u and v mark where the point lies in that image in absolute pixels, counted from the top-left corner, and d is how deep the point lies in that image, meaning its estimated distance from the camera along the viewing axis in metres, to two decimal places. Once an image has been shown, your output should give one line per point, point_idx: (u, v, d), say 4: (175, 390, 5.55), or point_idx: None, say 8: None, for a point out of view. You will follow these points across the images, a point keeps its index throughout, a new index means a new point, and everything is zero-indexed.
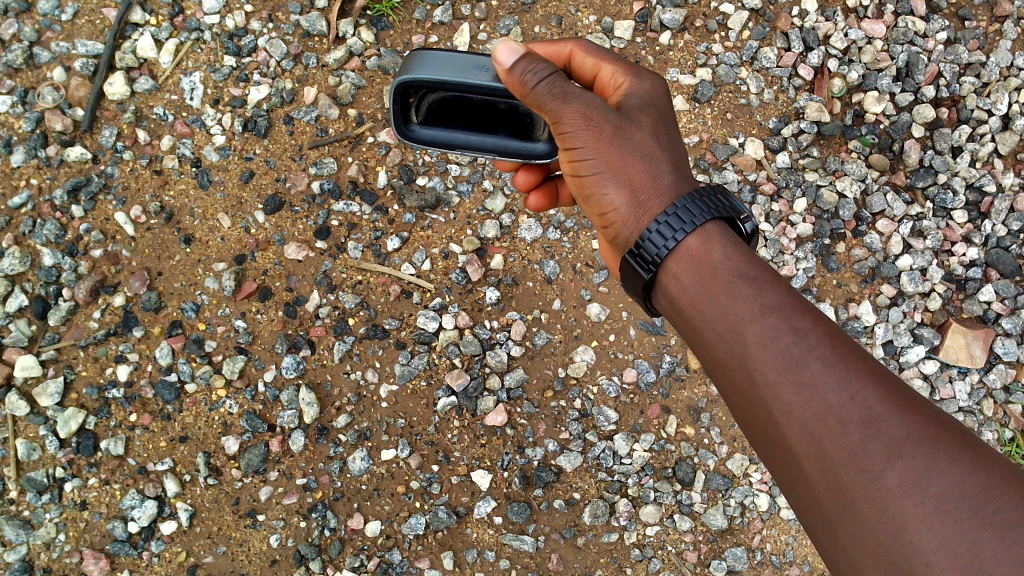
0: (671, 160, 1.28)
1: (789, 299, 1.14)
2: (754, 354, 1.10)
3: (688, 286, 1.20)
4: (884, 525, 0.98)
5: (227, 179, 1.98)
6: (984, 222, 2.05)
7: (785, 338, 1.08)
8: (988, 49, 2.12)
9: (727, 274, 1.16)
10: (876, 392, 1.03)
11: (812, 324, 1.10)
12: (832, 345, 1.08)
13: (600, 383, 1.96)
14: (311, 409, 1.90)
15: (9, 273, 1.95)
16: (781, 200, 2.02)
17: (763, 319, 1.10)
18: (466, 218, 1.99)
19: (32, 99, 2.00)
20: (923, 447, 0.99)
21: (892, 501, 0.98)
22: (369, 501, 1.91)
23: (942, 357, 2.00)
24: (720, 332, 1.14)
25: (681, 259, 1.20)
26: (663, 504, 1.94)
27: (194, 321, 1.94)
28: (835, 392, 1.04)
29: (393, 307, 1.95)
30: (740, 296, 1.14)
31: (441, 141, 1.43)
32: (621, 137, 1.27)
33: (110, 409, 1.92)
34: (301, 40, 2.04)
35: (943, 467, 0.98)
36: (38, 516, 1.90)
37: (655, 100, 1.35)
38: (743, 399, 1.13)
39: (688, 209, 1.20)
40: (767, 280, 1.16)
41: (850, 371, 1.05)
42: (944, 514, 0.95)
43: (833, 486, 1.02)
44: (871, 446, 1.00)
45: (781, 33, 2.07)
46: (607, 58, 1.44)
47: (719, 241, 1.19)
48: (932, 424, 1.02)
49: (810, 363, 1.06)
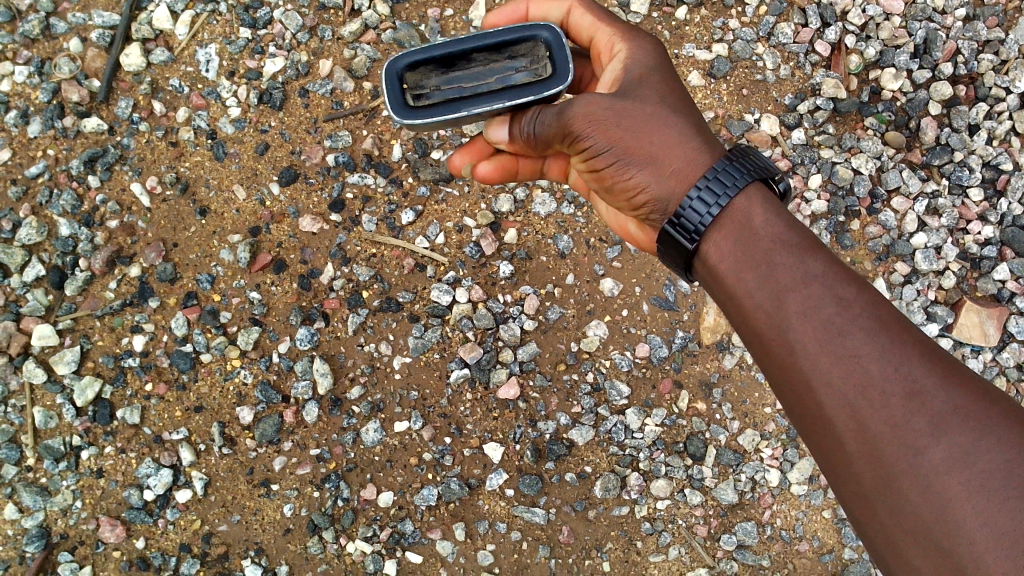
0: (692, 125, 1.31)
1: (833, 268, 1.17)
2: (794, 324, 1.13)
3: (727, 255, 1.22)
4: (927, 500, 1.01)
5: (242, 151, 1.99)
6: (1001, 200, 2.04)
7: (829, 308, 1.12)
8: (1007, 26, 2.10)
9: (768, 243, 1.19)
10: (920, 365, 1.07)
11: (857, 294, 1.13)
12: (875, 316, 1.11)
13: (613, 358, 1.96)
14: (324, 380, 1.91)
15: (26, 243, 1.97)
16: (796, 175, 2.01)
17: (806, 287, 1.14)
18: (480, 192, 1.98)
19: (49, 69, 2.02)
20: (968, 423, 1.02)
21: (936, 476, 1.01)
22: (382, 472, 1.92)
23: (955, 335, 2.00)
24: (763, 301, 1.17)
25: (724, 227, 1.23)
26: (674, 478, 1.95)
27: (209, 293, 1.95)
28: (879, 365, 1.07)
29: (407, 280, 1.96)
30: (783, 266, 1.17)
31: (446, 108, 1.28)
32: (631, 116, 1.29)
33: (126, 378, 1.94)
34: (316, 12, 2.04)
35: (989, 444, 1.00)
36: (56, 483, 1.92)
37: (655, 63, 1.39)
38: (781, 372, 1.16)
39: (728, 173, 1.23)
40: (809, 249, 1.19)
41: (893, 343, 1.09)
42: (990, 491, 0.98)
43: (875, 460, 1.05)
44: (915, 420, 1.04)
45: (798, 9, 2.07)
46: (604, 19, 1.48)
47: (764, 206, 1.23)
48: (978, 399, 1.05)
49: (853, 334, 1.09)
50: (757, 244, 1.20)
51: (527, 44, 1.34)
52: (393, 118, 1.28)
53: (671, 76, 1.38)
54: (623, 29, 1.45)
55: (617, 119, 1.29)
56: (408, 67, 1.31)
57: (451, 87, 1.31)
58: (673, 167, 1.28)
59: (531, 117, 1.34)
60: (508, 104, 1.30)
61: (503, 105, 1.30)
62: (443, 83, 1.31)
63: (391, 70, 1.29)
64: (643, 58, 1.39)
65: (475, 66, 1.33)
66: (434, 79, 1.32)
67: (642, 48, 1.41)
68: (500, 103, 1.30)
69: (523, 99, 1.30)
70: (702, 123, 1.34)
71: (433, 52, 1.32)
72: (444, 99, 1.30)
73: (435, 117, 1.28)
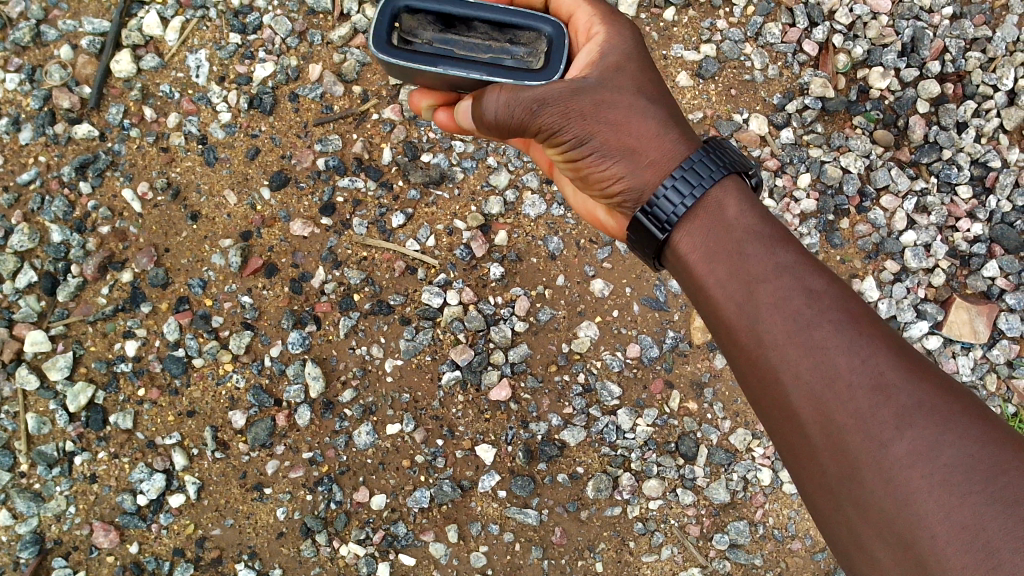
0: (667, 117, 1.32)
1: (801, 263, 1.18)
2: (762, 316, 1.14)
3: (700, 248, 1.24)
4: (889, 492, 1.00)
5: (233, 156, 1.99)
6: (989, 198, 2.05)
7: (797, 300, 1.13)
8: (994, 23, 2.11)
9: (738, 237, 1.20)
10: (888, 359, 1.07)
11: (826, 288, 1.14)
12: (845, 310, 1.12)
13: (604, 359, 1.97)
14: (317, 383, 1.92)
15: (18, 249, 1.97)
16: (785, 175, 2.01)
17: (775, 281, 1.15)
18: (470, 194, 1.99)
19: (40, 77, 2.02)
20: (932, 416, 1.02)
21: (899, 468, 1.00)
22: (374, 475, 1.93)
23: (945, 333, 2.00)
24: (732, 294, 1.18)
25: (696, 219, 1.24)
26: (667, 478, 1.95)
27: (201, 297, 1.96)
28: (846, 356, 1.08)
29: (398, 283, 1.97)
30: (752, 259, 1.18)
31: (424, 61, 1.31)
32: (611, 109, 1.29)
33: (118, 383, 1.95)
34: (306, 17, 2.05)
35: (953, 437, 1.00)
36: (49, 489, 1.93)
37: (632, 52, 1.36)
38: (750, 364, 1.16)
39: (704, 164, 1.24)
40: (780, 242, 1.20)
41: (861, 337, 1.09)
42: (953, 485, 0.97)
43: (840, 452, 1.04)
44: (880, 410, 1.03)
45: (785, 9, 2.08)
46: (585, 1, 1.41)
47: (736, 201, 1.24)
48: (945, 395, 1.05)
49: (821, 325, 1.10)
50: (727, 238, 1.21)
51: (531, 31, 1.37)
52: (371, 50, 1.31)
53: (646, 64, 1.37)
54: (603, 13, 1.39)
55: (597, 112, 1.29)
56: (408, 11, 1.34)
57: (445, 44, 1.34)
58: (649, 160, 1.29)
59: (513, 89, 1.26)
60: (486, 77, 1.31)
61: (478, 78, 1.32)
62: (441, 38, 1.34)
63: (390, 5, 1.32)
64: (622, 46, 1.36)
65: (474, 33, 1.35)
66: (433, 31, 1.35)
67: (621, 34, 1.37)
68: (477, 74, 1.31)
69: (501, 79, 1.31)
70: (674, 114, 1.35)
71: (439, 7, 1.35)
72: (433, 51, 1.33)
73: (410, 61, 1.30)
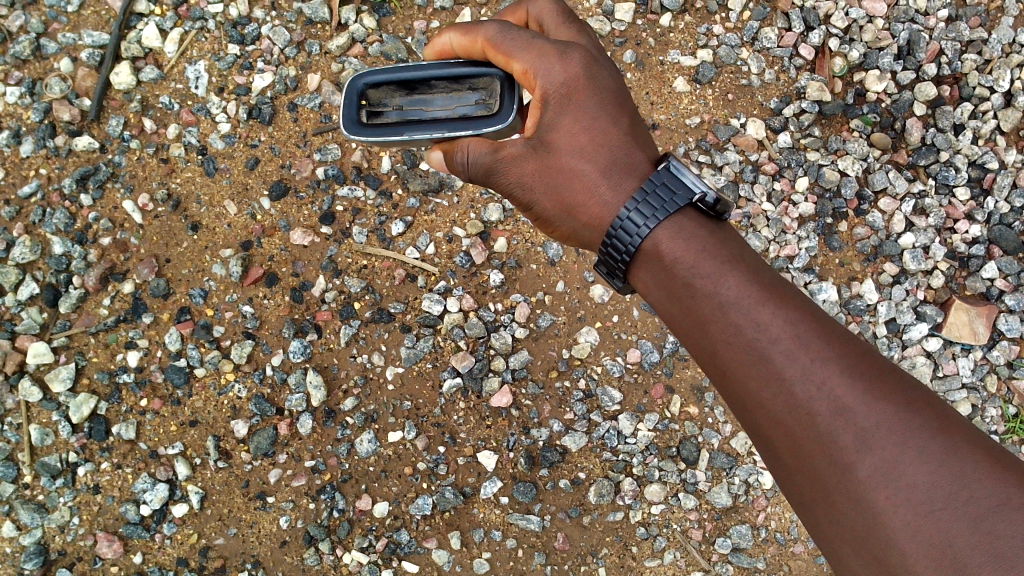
0: (603, 169, 1.26)
1: (752, 287, 1.16)
2: (721, 347, 1.15)
3: (653, 287, 1.23)
4: (859, 514, 1.01)
5: (233, 166, 2.00)
6: (987, 199, 2.05)
7: (748, 332, 1.13)
8: (990, 25, 2.11)
9: (681, 274, 1.18)
10: (844, 381, 1.07)
11: (778, 312, 1.13)
12: (797, 334, 1.11)
13: (604, 364, 1.97)
14: (318, 392, 1.93)
15: (20, 261, 1.98)
16: (783, 179, 2.02)
17: (723, 316, 1.15)
18: (469, 201, 1.99)
19: (40, 90, 2.03)
20: (892, 437, 1.02)
21: (865, 491, 1.01)
22: (376, 483, 1.94)
23: (945, 334, 2.01)
24: (693, 326, 1.19)
25: (642, 262, 1.23)
26: (669, 482, 1.96)
27: (202, 307, 1.97)
28: (802, 385, 1.08)
29: (398, 291, 1.97)
30: (699, 293, 1.17)
31: (389, 132, 1.31)
32: (546, 172, 1.27)
33: (121, 394, 1.96)
34: (304, 28, 2.05)
35: (915, 455, 1.00)
36: (53, 500, 1.93)
37: (569, 101, 1.28)
38: (725, 392, 1.18)
39: (633, 220, 1.20)
40: (729, 264, 1.18)
41: (814, 361, 1.08)
42: (918, 503, 0.98)
43: (811, 476, 1.06)
44: (841, 435, 1.04)
45: (781, 14, 2.07)
46: (516, 49, 1.28)
47: (677, 236, 1.19)
48: (906, 409, 1.04)
49: (774, 356, 1.10)
50: (672, 277, 1.19)
51: (486, 77, 1.34)
52: (344, 134, 1.34)
53: (586, 106, 1.28)
54: (535, 60, 1.27)
55: (534, 177, 1.27)
56: (370, 85, 1.36)
57: (408, 108, 1.34)
58: (588, 219, 1.27)
59: (466, 154, 1.28)
60: (448, 134, 1.30)
61: (443, 135, 1.30)
62: (406, 103, 1.35)
63: (354, 86, 1.35)
64: (558, 95, 1.27)
65: (436, 92, 1.35)
66: (397, 99, 1.36)
67: (554, 81, 1.27)
68: (438, 132, 1.30)
69: (461, 133, 1.30)
70: (625, 154, 1.28)
71: (397, 74, 1.35)
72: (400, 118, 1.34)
73: (376, 134, 1.32)
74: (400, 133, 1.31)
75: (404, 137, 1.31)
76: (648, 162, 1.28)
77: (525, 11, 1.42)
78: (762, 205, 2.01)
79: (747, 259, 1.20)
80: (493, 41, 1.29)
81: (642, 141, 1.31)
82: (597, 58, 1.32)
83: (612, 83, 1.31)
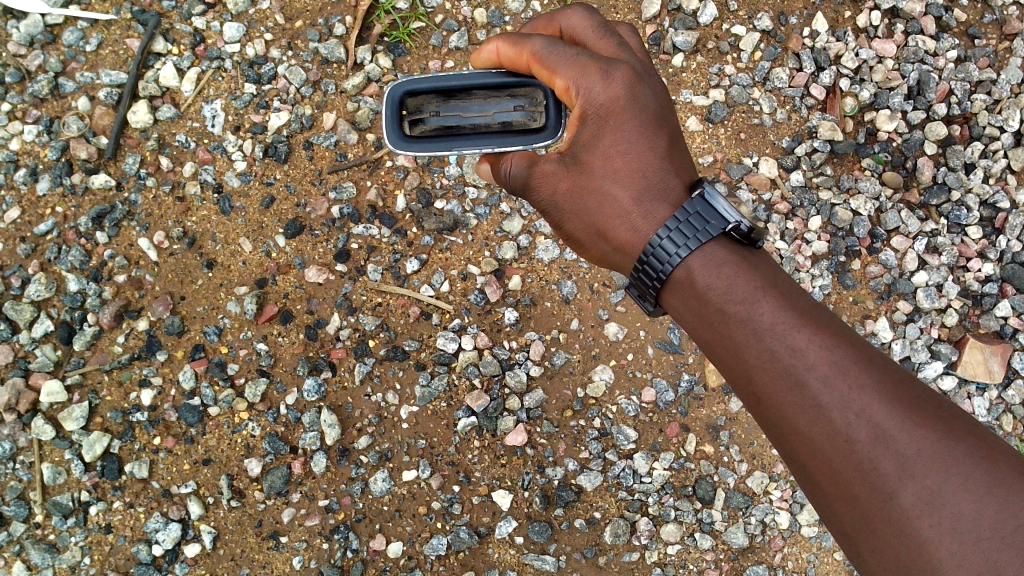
0: (634, 194, 1.26)
1: (784, 311, 1.16)
2: (756, 373, 1.15)
3: (683, 312, 1.23)
4: (904, 543, 1.03)
5: (248, 205, 2.00)
6: (999, 238, 2.07)
7: (784, 358, 1.13)
8: (998, 66, 2.13)
9: (714, 301, 1.18)
10: (883, 408, 1.08)
11: (813, 337, 1.13)
12: (834, 360, 1.11)
13: (619, 403, 1.97)
14: (333, 430, 1.92)
15: (35, 299, 1.97)
16: (796, 218, 2.04)
17: (758, 342, 1.15)
18: (484, 240, 2.00)
19: (57, 128, 2.03)
20: (934, 464, 1.04)
21: (909, 520, 1.03)
22: (391, 522, 1.93)
23: (959, 373, 2.04)
24: (726, 352, 1.19)
25: (672, 289, 1.23)
26: (684, 522, 1.97)
27: (216, 345, 1.97)
28: (840, 413, 1.08)
29: (412, 329, 1.97)
30: (733, 319, 1.17)
31: (437, 147, 1.35)
32: (578, 193, 1.29)
33: (134, 433, 1.95)
34: (320, 67, 2.06)
35: (959, 484, 1.03)
36: (64, 539, 1.92)
37: (607, 122, 1.28)
38: (760, 417, 1.18)
39: (669, 243, 1.20)
40: (762, 290, 1.18)
41: (853, 389, 1.09)
42: (963, 532, 1.01)
43: (851, 503, 1.08)
44: (883, 464, 1.06)
45: (792, 54, 2.09)
46: (561, 65, 1.28)
47: (709, 264, 1.19)
48: (946, 437, 1.06)
49: (812, 384, 1.11)
50: (703, 303, 1.19)
51: (527, 86, 1.38)
52: (389, 146, 1.36)
53: (625, 127, 1.28)
54: (580, 79, 1.28)
55: (566, 196, 1.30)
56: (409, 94, 1.37)
57: (449, 116, 1.37)
58: (618, 243, 1.28)
59: (506, 168, 1.35)
60: (498, 148, 1.35)
61: (493, 150, 1.35)
62: (444, 109, 1.37)
63: (393, 95, 1.36)
64: (596, 115, 1.28)
65: (475, 99, 1.37)
66: (435, 105, 1.38)
67: (596, 100, 1.28)
68: (489, 147, 1.34)
69: (511, 148, 1.34)
70: (658, 176, 1.27)
71: (436, 82, 1.37)
72: (441, 127, 1.37)
73: (424, 150, 1.35)
74: (449, 149, 1.35)
75: (455, 152, 1.35)
76: (684, 187, 1.27)
77: (556, 27, 1.40)
78: (775, 243, 2.03)
79: (781, 284, 1.20)
80: (538, 56, 1.30)
81: (679, 164, 1.30)
82: (640, 76, 1.32)
83: (653, 102, 1.31)
